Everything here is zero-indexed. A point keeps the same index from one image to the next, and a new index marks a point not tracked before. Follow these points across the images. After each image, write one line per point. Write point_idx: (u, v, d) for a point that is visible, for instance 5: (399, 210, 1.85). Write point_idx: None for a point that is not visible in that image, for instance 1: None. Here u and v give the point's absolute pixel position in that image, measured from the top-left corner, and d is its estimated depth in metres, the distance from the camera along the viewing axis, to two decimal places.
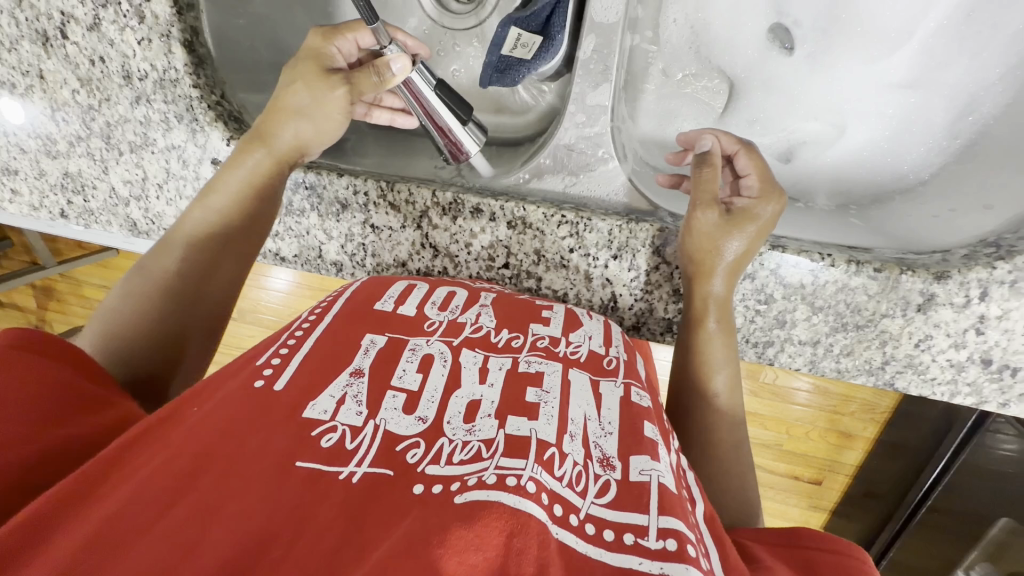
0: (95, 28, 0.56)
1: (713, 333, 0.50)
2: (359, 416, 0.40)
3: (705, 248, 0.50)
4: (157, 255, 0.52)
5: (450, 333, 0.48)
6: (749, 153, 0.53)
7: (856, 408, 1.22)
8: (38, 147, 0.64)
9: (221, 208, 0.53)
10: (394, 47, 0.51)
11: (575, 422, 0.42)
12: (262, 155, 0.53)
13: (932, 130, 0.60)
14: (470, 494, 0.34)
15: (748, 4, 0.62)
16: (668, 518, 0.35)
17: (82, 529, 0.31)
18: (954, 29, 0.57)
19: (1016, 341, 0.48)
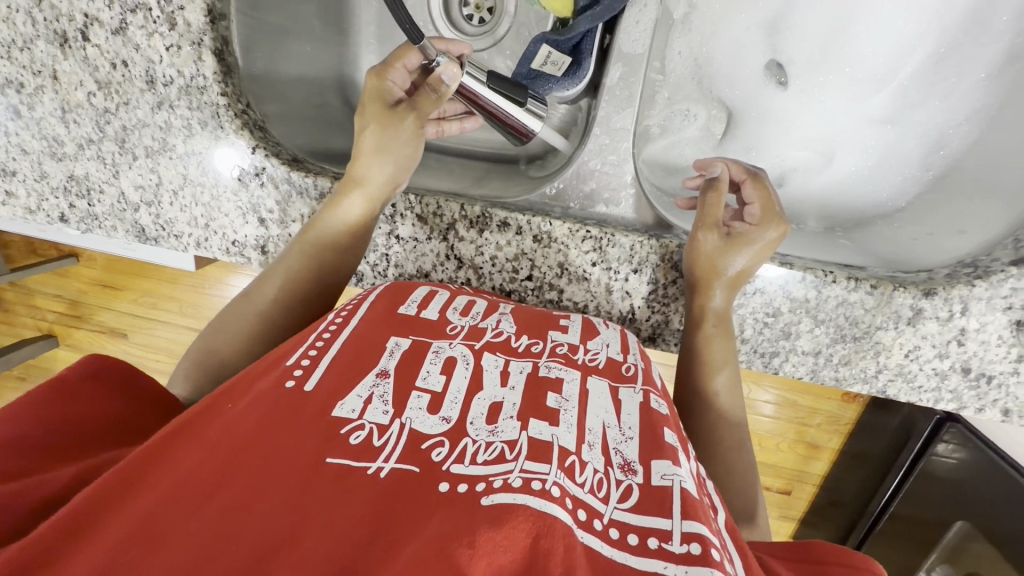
0: (120, 32, 0.56)
1: (712, 334, 0.53)
2: (385, 414, 0.40)
3: (706, 267, 0.53)
4: (261, 284, 0.55)
5: (472, 337, 0.48)
6: (755, 183, 0.57)
7: (820, 420, 1.32)
8: (43, 148, 0.62)
9: (317, 243, 0.55)
10: (442, 56, 0.55)
11: (593, 431, 0.42)
12: (358, 196, 0.55)
13: (908, 163, 0.66)
14: (497, 496, 0.34)
15: (746, 41, 0.67)
16: (692, 522, 0.35)
17: (119, 528, 0.31)
18: (926, 75, 0.64)
19: (990, 352, 0.54)
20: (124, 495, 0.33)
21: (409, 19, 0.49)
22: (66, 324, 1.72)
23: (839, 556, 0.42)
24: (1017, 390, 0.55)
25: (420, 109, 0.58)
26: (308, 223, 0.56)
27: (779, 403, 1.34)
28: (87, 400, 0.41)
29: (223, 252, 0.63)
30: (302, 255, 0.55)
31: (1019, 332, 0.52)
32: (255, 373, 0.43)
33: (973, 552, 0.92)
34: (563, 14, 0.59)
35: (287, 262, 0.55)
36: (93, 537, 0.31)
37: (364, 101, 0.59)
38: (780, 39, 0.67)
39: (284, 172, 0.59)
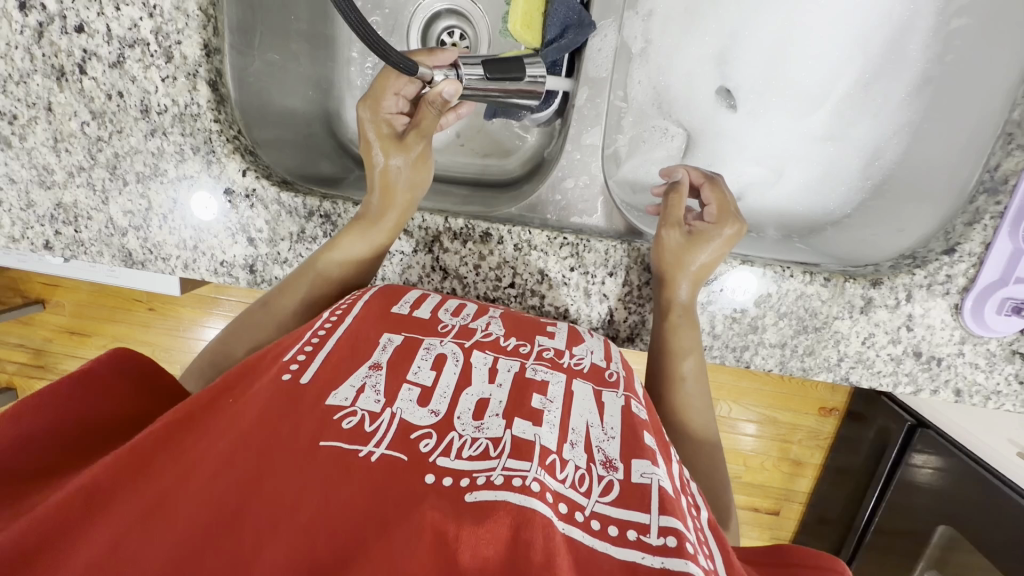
0: (118, 65, 0.59)
1: (678, 324, 0.57)
2: (377, 403, 0.42)
3: (671, 260, 0.57)
4: (281, 295, 0.57)
5: (462, 336, 0.50)
6: (712, 186, 0.62)
7: (802, 435, 1.50)
8: (32, 178, 0.63)
9: (341, 262, 0.58)
10: (439, 76, 0.59)
11: (576, 430, 0.43)
12: (381, 222, 0.58)
13: (850, 174, 0.73)
14: (480, 493, 0.36)
15: (699, 70, 0.75)
16: (668, 517, 0.36)
17: (128, 507, 0.34)
18: (858, 96, 0.72)
19: (936, 336, 0.59)
20: (131, 474, 0.36)
21: (402, 60, 0.53)
22: (28, 375, 1.65)
23: (808, 557, 0.45)
24: (965, 370, 0.59)
25: (424, 128, 0.61)
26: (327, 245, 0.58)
27: (762, 423, 1.51)
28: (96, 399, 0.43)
29: (211, 272, 0.65)
30: (324, 272, 0.58)
31: (960, 316, 0.58)
32: (254, 365, 0.45)
33: (956, 560, 0.98)
34: (534, 45, 0.66)
35: (307, 275, 0.58)
36: (106, 512, 0.34)
37: (363, 135, 0.62)
38: (727, 68, 0.74)
39: (274, 193, 0.62)
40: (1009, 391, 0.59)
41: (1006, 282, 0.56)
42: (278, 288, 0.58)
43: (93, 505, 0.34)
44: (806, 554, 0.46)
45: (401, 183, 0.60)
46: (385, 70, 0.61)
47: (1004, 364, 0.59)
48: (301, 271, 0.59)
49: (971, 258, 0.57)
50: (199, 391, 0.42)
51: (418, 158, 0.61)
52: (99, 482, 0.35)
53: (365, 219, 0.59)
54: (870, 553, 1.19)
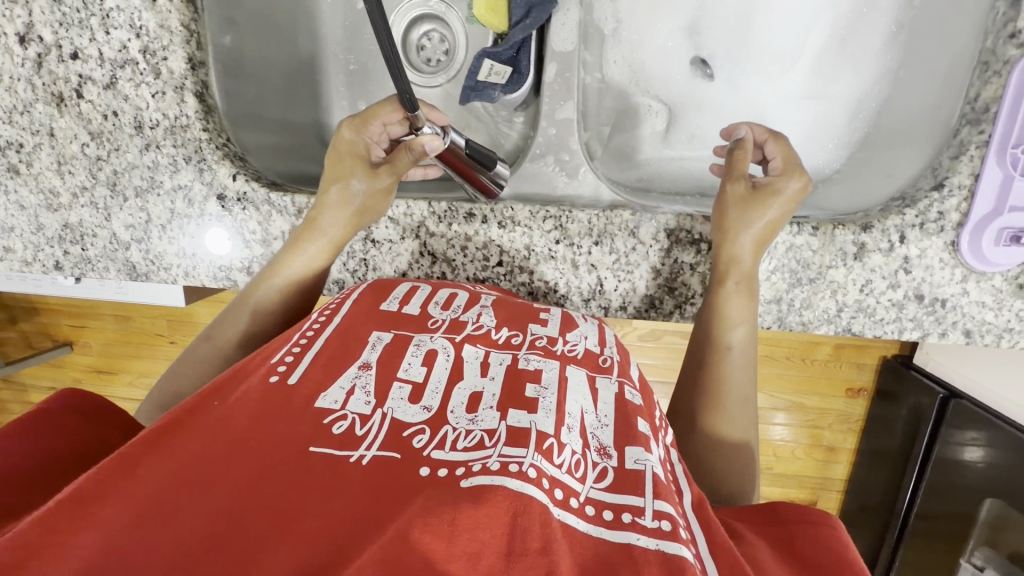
0: (111, 86, 0.62)
1: (732, 289, 0.56)
2: (367, 404, 0.42)
3: (738, 212, 0.57)
4: (225, 323, 0.58)
5: (453, 330, 0.50)
6: (777, 141, 0.61)
7: (833, 420, 1.60)
8: (39, 202, 0.67)
9: (282, 288, 0.59)
10: (426, 127, 0.58)
11: (573, 415, 0.43)
12: (320, 245, 0.60)
13: (835, 130, 0.73)
14: (476, 479, 0.36)
15: (672, 45, 0.75)
16: (661, 502, 0.38)
17: (116, 515, 0.34)
18: (835, 51, 0.71)
19: (936, 276, 0.57)
20: (121, 479, 0.36)
21: (410, 89, 0.51)
22: None
23: (800, 514, 0.47)
24: (972, 310, 0.58)
25: (397, 167, 0.61)
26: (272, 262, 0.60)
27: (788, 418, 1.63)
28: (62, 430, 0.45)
29: (210, 278, 0.67)
30: (269, 292, 0.59)
31: (958, 253, 0.56)
32: (243, 371, 0.46)
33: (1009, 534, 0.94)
34: (501, 28, 0.66)
35: (254, 295, 0.59)
36: (95, 517, 0.34)
37: (338, 145, 0.63)
38: (700, 39, 0.74)
39: (264, 194, 0.64)
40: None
41: (1001, 212, 0.54)
42: (225, 312, 0.59)
43: (81, 510, 0.34)
44: (800, 511, 0.47)
45: (354, 206, 0.60)
46: (383, 100, 0.63)
47: (1012, 300, 0.57)
48: (247, 292, 0.59)
49: (962, 192, 0.55)
50: (188, 399, 0.43)
51: (381, 189, 0.61)
52: (90, 489, 0.36)
53: (320, 232, 0.60)
54: (914, 540, 1.13)
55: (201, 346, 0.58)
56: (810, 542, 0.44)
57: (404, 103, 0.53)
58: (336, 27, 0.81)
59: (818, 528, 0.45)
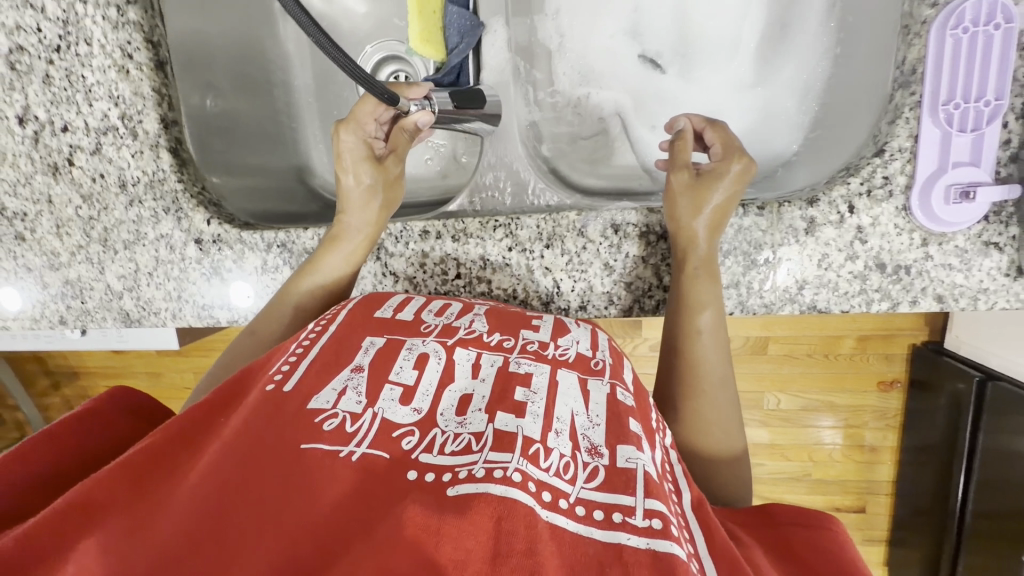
0: (97, 152, 0.68)
1: (696, 275, 0.56)
2: (358, 403, 0.44)
3: (695, 197, 0.57)
4: (265, 320, 0.60)
5: (445, 334, 0.50)
6: (714, 128, 0.62)
7: (869, 416, 1.65)
8: (43, 263, 0.73)
9: (323, 283, 0.62)
10: (414, 107, 0.67)
11: (562, 419, 0.44)
12: (356, 241, 0.62)
13: (788, 113, 0.73)
14: (462, 487, 0.37)
15: (615, 51, 0.77)
16: (652, 500, 0.38)
17: (117, 523, 0.36)
18: (772, 37, 0.73)
19: (895, 243, 0.56)
20: (123, 484, 0.38)
21: (387, 91, 0.59)
22: None
23: (801, 518, 0.48)
24: (939, 274, 0.56)
25: (399, 152, 0.70)
26: (305, 264, 0.63)
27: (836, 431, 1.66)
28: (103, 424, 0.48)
29: (196, 318, 0.71)
30: (311, 290, 0.61)
31: (910, 216, 0.54)
32: (242, 379, 0.47)
33: None
34: (439, 57, 0.73)
35: (292, 294, 0.61)
36: (99, 521, 0.36)
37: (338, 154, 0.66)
38: (644, 40, 0.76)
39: (236, 234, 0.68)
40: (997, 287, 0.55)
41: (945, 168, 0.53)
42: (261, 313, 0.61)
43: (85, 513, 0.36)
44: (800, 515, 0.49)
45: (377, 199, 0.65)
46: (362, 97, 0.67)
47: (980, 259, 0.55)
48: (285, 291, 0.61)
49: (905, 154, 0.54)
50: (190, 408, 0.44)
51: (393, 179, 0.68)
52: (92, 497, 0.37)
53: (342, 237, 0.63)
54: None
55: (245, 340, 0.60)
56: (809, 546, 0.46)
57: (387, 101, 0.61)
58: (306, 78, 0.87)
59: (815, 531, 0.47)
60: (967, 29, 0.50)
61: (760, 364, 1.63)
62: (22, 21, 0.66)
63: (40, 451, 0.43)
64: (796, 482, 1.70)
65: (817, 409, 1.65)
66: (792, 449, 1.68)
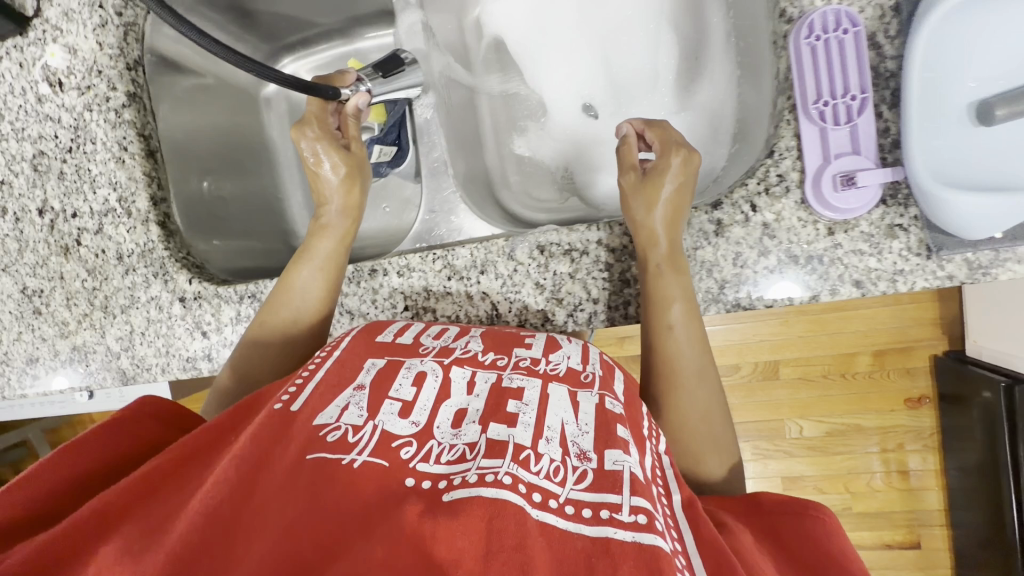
0: (100, 231, 0.79)
1: (660, 270, 0.58)
2: (360, 417, 0.47)
3: (648, 193, 0.60)
4: (270, 309, 0.65)
5: (442, 354, 0.53)
6: (652, 128, 0.66)
7: (908, 437, 1.50)
8: (56, 333, 0.82)
9: (319, 267, 0.67)
10: (350, 92, 0.76)
11: (552, 427, 0.45)
12: (340, 229, 0.71)
13: (711, 132, 0.78)
14: (456, 493, 0.39)
15: (546, 95, 0.84)
16: (638, 498, 0.39)
17: (136, 531, 0.40)
18: (685, 68, 0.79)
19: (802, 235, 0.58)
20: (144, 499, 0.43)
21: (326, 86, 0.72)
22: None
23: (794, 506, 0.47)
24: (853, 260, 0.57)
25: (352, 134, 0.76)
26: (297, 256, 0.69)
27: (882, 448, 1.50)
28: (133, 428, 0.51)
29: (182, 370, 0.78)
30: (312, 274, 0.67)
31: (810, 209, 0.57)
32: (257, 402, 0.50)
33: None
34: (379, 118, 0.85)
35: (292, 280, 0.66)
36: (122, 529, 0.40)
37: (304, 157, 0.73)
38: (574, 85, 0.83)
39: (214, 289, 0.76)
40: (913, 267, 0.55)
41: (829, 160, 0.56)
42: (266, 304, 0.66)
43: (108, 524, 0.41)
44: (788, 502, 0.48)
45: (352, 184, 0.73)
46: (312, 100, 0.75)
47: (889, 242, 0.56)
48: (288, 280, 0.66)
49: (792, 152, 0.58)
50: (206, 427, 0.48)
51: (359, 160, 0.75)
52: (116, 507, 0.42)
53: (330, 226, 0.71)
54: None
55: (255, 330, 0.65)
56: (797, 539, 0.45)
57: (326, 92, 0.72)
58: (288, 154, 0.99)
59: (801, 518, 0.46)
60: (818, 36, 0.55)
61: (775, 391, 1.54)
62: (43, 131, 0.81)
63: (67, 462, 0.46)
64: None
65: (845, 432, 1.52)
66: (828, 476, 1.53)
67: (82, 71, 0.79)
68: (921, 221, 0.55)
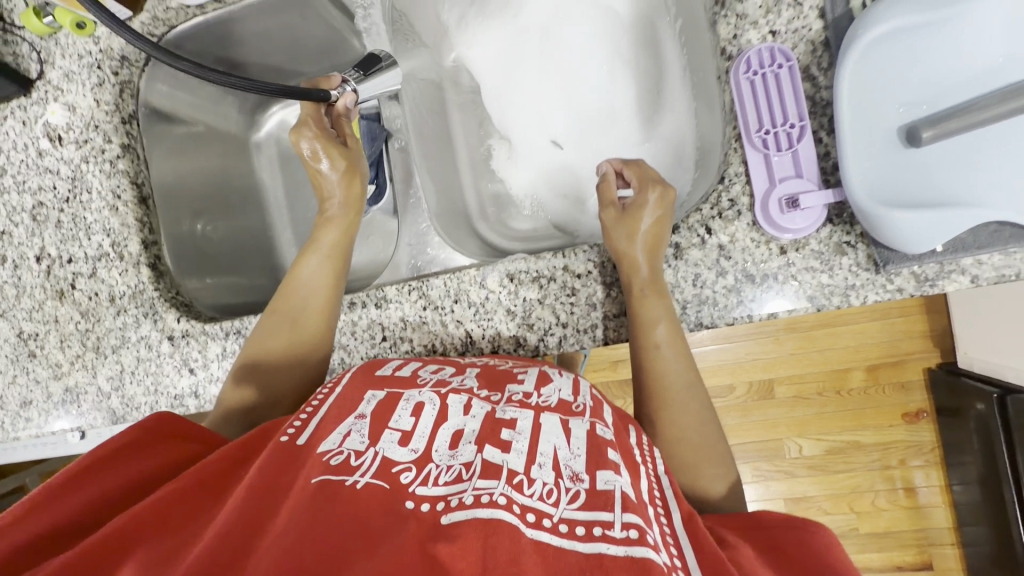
0: (94, 275, 0.83)
1: (644, 294, 0.60)
2: (362, 442, 0.48)
3: (628, 224, 0.62)
4: (282, 299, 0.69)
5: (439, 385, 0.55)
6: (630, 166, 0.68)
7: (909, 452, 1.49)
8: (49, 375, 0.85)
9: (325, 256, 0.71)
10: (339, 92, 0.76)
11: (545, 453, 0.46)
12: (344, 221, 0.74)
13: (675, 161, 0.80)
14: (454, 514, 0.40)
15: (519, 132, 0.89)
16: (630, 515, 0.40)
17: (147, 558, 0.40)
18: (647, 101, 0.83)
19: (756, 255, 0.60)
20: (154, 527, 0.43)
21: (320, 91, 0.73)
22: None
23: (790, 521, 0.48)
24: (807, 276, 0.59)
25: (346, 133, 0.78)
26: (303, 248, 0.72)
27: (881, 472, 1.49)
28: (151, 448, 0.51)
29: (170, 407, 0.80)
30: (320, 260, 0.71)
31: (761, 229, 0.60)
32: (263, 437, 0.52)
33: None
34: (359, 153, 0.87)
35: (302, 270, 0.70)
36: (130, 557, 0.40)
37: (303, 156, 0.75)
38: (544, 121, 0.87)
39: (201, 327, 0.79)
40: (864, 281, 0.58)
41: (774, 183, 0.59)
42: (279, 296, 0.69)
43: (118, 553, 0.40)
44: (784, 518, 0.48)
45: (352, 178, 0.76)
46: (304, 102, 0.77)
47: (839, 258, 0.58)
48: (297, 270, 0.70)
49: (741, 177, 0.61)
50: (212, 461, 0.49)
51: (356, 155, 0.77)
52: (125, 536, 0.41)
53: (334, 219, 0.74)
54: None
55: (269, 321, 0.68)
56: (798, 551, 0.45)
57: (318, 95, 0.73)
58: (277, 196, 1.03)
59: (801, 533, 0.47)
60: (756, 71, 0.60)
61: (770, 410, 1.54)
62: (42, 183, 0.85)
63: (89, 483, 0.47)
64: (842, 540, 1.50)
65: (844, 451, 1.50)
66: (829, 499, 1.51)
67: (80, 126, 0.84)
68: (866, 238, 0.58)
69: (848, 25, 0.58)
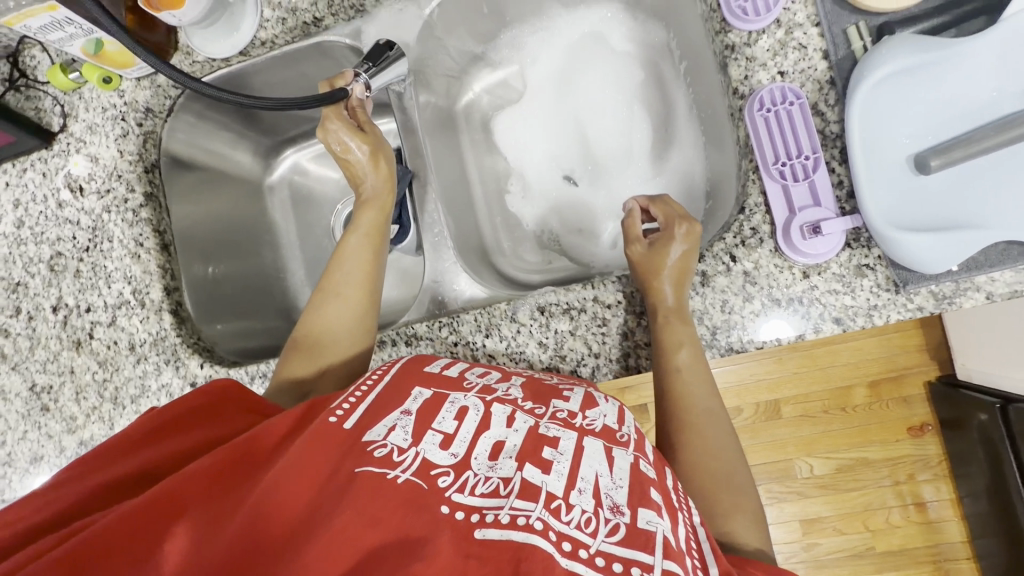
0: (113, 323, 0.82)
1: (669, 320, 0.62)
2: (405, 439, 0.47)
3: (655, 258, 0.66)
4: (328, 276, 0.70)
5: (484, 391, 0.54)
6: (658, 202, 0.72)
7: (917, 466, 1.50)
8: (62, 429, 0.82)
9: (364, 234, 0.73)
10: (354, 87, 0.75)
11: (585, 478, 0.46)
12: (379, 202, 0.76)
13: (687, 191, 0.84)
14: (489, 531, 0.40)
15: (533, 169, 0.92)
16: (669, 562, 0.40)
17: (192, 521, 0.41)
18: (656, 137, 0.87)
19: (780, 280, 0.63)
20: (201, 488, 0.43)
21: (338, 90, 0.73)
22: None
23: None
24: (831, 299, 0.61)
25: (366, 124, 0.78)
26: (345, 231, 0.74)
27: (891, 488, 1.49)
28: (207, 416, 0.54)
29: None
30: (361, 237, 0.73)
31: (784, 256, 0.63)
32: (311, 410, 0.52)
33: None
34: None
35: (345, 249, 0.72)
36: (178, 514, 0.41)
37: (333, 149, 0.77)
38: (557, 158, 0.91)
39: (225, 371, 0.78)
40: (885, 302, 0.60)
41: (793, 212, 0.62)
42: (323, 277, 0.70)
43: (167, 508, 0.41)
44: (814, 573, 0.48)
45: (378, 165, 0.76)
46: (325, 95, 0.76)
47: (859, 280, 0.61)
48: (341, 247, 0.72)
49: (761, 208, 0.64)
50: (260, 429, 0.49)
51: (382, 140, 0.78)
52: (174, 493, 0.42)
53: (371, 201, 0.76)
54: None
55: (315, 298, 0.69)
56: None
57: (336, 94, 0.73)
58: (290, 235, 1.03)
59: None
60: (769, 108, 0.64)
61: (778, 429, 1.55)
62: (61, 234, 0.85)
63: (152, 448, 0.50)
64: (858, 561, 1.49)
65: (853, 468, 1.51)
66: (841, 518, 1.50)
67: (102, 176, 0.85)
68: (885, 260, 0.61)
69: (850, 66, 0.63)
